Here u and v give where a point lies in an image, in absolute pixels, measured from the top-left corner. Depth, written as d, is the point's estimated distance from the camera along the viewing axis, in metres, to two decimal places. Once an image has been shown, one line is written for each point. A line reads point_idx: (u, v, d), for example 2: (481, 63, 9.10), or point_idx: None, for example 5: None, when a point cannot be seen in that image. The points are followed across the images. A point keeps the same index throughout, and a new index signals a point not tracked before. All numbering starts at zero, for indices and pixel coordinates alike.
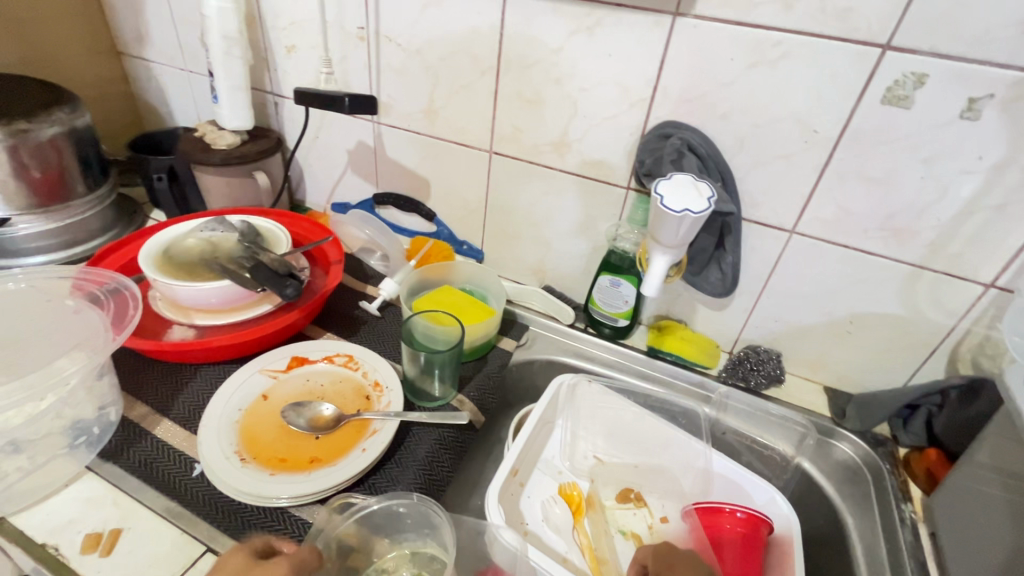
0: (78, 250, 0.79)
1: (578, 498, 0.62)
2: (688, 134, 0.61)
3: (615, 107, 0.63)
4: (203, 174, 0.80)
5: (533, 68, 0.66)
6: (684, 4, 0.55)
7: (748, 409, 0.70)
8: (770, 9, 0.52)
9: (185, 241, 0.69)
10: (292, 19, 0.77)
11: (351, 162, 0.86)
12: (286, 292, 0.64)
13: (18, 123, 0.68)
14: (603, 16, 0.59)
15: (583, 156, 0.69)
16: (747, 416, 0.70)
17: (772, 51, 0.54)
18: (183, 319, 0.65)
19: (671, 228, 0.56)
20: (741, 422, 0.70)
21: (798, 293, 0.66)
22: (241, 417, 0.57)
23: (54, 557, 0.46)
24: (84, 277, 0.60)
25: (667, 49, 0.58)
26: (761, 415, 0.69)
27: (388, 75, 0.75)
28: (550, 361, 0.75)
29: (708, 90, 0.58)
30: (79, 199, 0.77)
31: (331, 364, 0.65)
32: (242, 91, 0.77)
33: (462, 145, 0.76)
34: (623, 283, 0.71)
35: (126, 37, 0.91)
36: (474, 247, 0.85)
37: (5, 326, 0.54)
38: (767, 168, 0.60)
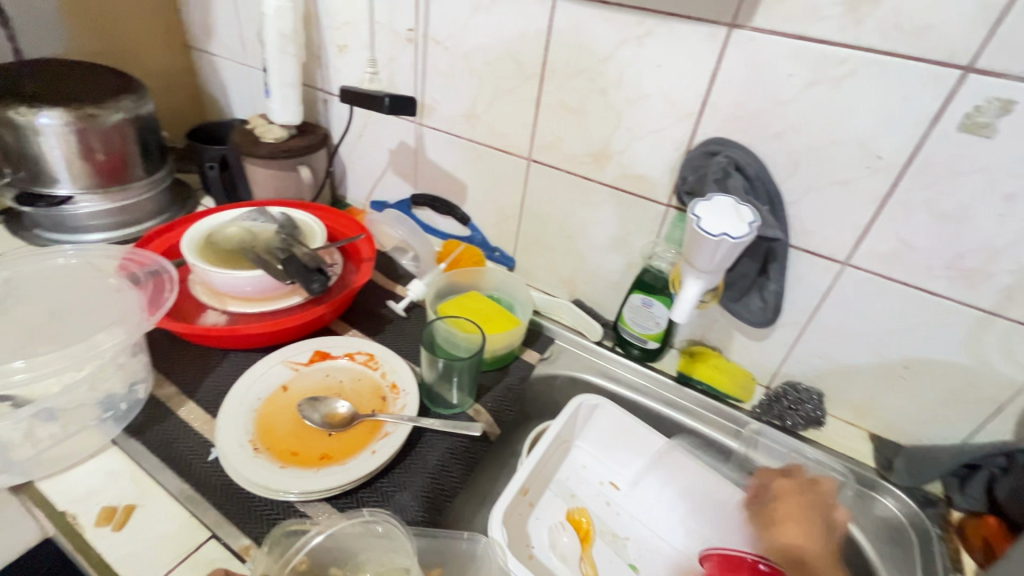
0: (132, 231, 0.83)
1: (586, 525, 0.59)
2: (736, 152, 0.57)
3: (661, 120, 0.61)
4: (251, 166, 0.83)
5: (578, 76, 0.64)
6: (741, 16, 0.52)
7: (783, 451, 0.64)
8: (837, 23, 0.48)
9: (228, 229, 0.71)
10: (346, 20, 0.78)
11: (392, 162, 0.87)
12: (312, 287, 0.65)
13: (88, 109, 0.72)
14: (654, 26, 0.56)
15: (624, 169, 0.66)
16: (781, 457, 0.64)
17: (837, 69, 0.50)
18: (217, 305, 0.67)
19: (707, 253, 0.53)
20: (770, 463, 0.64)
21: (848, 330, 0.61)
22: (260, 406, 0.58)
23: (71, 526, 0.48)
24: (128, 258, 0.62)
25: (720, 62, 0.55)
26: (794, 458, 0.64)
27: (433, 77, 0.75)
28: (572, 378, 0.73)
29: (763, 106, 0.55)
30: (137, 182, 0.82)
31: (351, 361, 0.65)
32: (293, 88, 0.79)
33: (502, 151, 0.75)
34: (656, 303, 0.68)
35: (194, 31, 0.96)
36: (506, 255, 0.84)
37: (57, 299, 0.58)
38: (821, 194, 0.56)
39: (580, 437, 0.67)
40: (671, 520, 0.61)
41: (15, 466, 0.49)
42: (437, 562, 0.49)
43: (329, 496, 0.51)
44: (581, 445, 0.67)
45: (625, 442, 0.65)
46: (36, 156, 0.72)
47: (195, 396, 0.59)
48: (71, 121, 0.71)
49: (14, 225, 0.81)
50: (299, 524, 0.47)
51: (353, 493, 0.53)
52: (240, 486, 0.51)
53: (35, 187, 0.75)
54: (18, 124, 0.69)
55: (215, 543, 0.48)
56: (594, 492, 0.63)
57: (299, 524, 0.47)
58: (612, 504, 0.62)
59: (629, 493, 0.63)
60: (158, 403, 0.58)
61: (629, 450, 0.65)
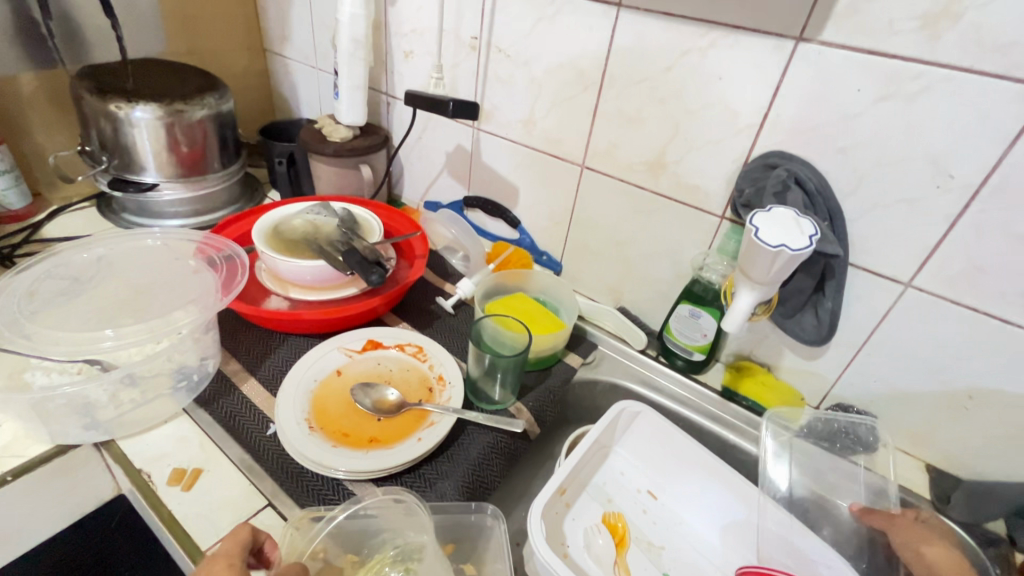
0: (206, 219, 0.90)
1: (622, 530, 0.60)
2: (796, 166, 0.56)
3: (721, 131, 0.61)
4: (317, 163, 0.88)
5: (638, 86, 0.65)
6: (810, 29, 0.52)
7: (823, 471, 0.61)
8: (911, 37, 0.47)
9: (294, 221, 0.76)
10: (414, 27, 0.82)
11: (448, 164, 0.90)
12: (370, 278, 0.67)
13: (177, 105, 0.78)
14: (718, 38, 0.57)
15: (678, 179, 0.66)
16: (826, 477, 0.61)
17: (910, 85, 0.49)
18: (280, 291, 0.71)
19: (764, 265, 0.53)
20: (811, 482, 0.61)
21: (908, 354, 0.59)
22: (315, 387, 0.61)
23: (146, 483, 0.52)
24: (206, 242, 0.68)
25: (785, 75, 0.55)
26: (839, 479, 0.61)
27: (494, 84, 0.78)
28: (614, 385, 0.73)
29: (828, 120, 0.54)
30: (214, 174, 0.88)
31: (402, 352, 0.67)
32: (361, 90, 0.84)
33: (556, 157, 0.76)
34: (704, 315, 0.68)
35: (272, 35, 1.02)
36: (553, 259, 0.85)
37: (143, 276, 0.63)
38: (885, 211, 0.54)
39: (620, 443, 0.67)
40: (707, 534, 0.60)
41: (100, 424, 0.53)
42: (450, 538, 0.53)
43: (375, 477, 0.54)
44: (619, 451, 0.67)
45: (666, 453, 0.65)
46: (129, 146, 0.79)
47: (257, 374, 0.63)
48: (161, 115, 0.77)
49: (104, 207, 0.88)
50: (319, 510, 0.48)
51: (398, 477, 0.55)
52: (296, 461, 0.54)
53: (125, 174, 0.82)
54: (114, 117, 0.76)
55: (271, 511, 0.51)
56: (631, 499, 0.63)
57: (319, 511, 0.48)
58: (649, 512, 0.62)
59: (666, 504, 0.63)
60: (225, 377, 0.62)
61: (668, 460, 0.65)
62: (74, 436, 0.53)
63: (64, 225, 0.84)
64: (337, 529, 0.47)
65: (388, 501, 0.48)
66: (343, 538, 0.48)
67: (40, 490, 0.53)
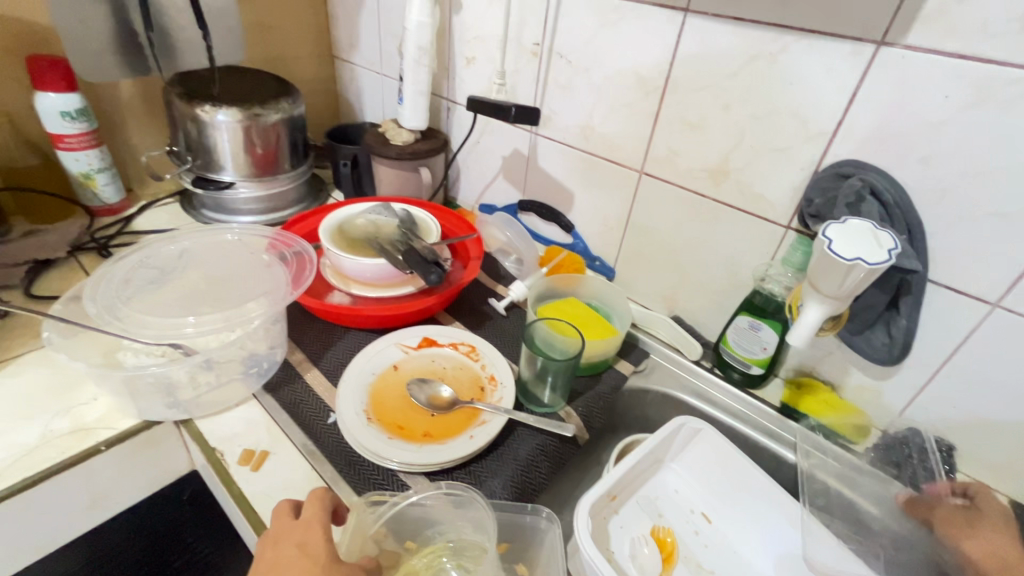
0: (276, 216, 0.95)
1: (670, 546, 0.59)
2: (871, 175, 0.54)
3: (790, 139, 0.59)
4: (379, 165, 0.91)
5: (703, 91, 0.64)
6: (892, 32, 0.49)
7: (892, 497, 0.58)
8: (1009, 41, 0.44)
9: (357, 221, 0.79)
10: (477, 34, 0.84)
11: (504, 168, 0.92)
12: (429, 278, 0.70)
13: (255, 109, 0.83)
14: (791, 42, 0.55)
15: (742, 186, 0.64)
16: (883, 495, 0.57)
17: (1005, 91, 0.46)
18: (342, 286, 0.74)
19: (836, 278, 0.51)
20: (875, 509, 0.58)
21: (994, 380, 0.55)
22: (373, 380, 0.63)
23: (219, 460, 0.56)
24: (277, 239, 0.72)
25: (863, 81, 0.52)
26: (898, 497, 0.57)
27: (554, 89, 0.78)
28: (664, 395, 0.72)
29: (910, 128, 0.51)
30: (284, 174, 0.93)
31: (455, 351, 0.69)
32: (424, 96, 0.86)
33: (614, 162, 0.76)
34: (764, 328, 0.66)
35: (341, 43, 1.07)
36: (607, 265, 0.84)
37: (221, 268, 0.67)
38: (972, 226, 0.51)
39: (676, 459, 0.65)
40: (759, 565, 0.58)
41: (180, 403, 0.58)
42: (504, 537, 0.54)
43: (427, 471, 0.55)
44: (673, 467, 0.66)
45: (723, 474, 0.63)
46: (211, 147, 0.85)
47: (320, 364, 0.66)
48: (241, 119, 0.82)
49: (186, 202, 0.95)
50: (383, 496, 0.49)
51: (450, 471, 0.56)
52: (355, 449, 0.56)
53: (207, 173, 0.88)
54: (200, 120, 0.82)
55: None
56: (683, 517, 0.62)
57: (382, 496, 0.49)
58: (701, 534, 0.61)
59: (721, 528, 0.61)
60: (291, 366, 0.66)
61: (726, 484, 0.63)
62: (159, 413, 0.57)
63: (151, 218, 0.91)
64: (396, 517, 0.49)
65: (450, 498, 0.49)
66: (404, 525, 0.50)
67: (128, 460, 0.58)
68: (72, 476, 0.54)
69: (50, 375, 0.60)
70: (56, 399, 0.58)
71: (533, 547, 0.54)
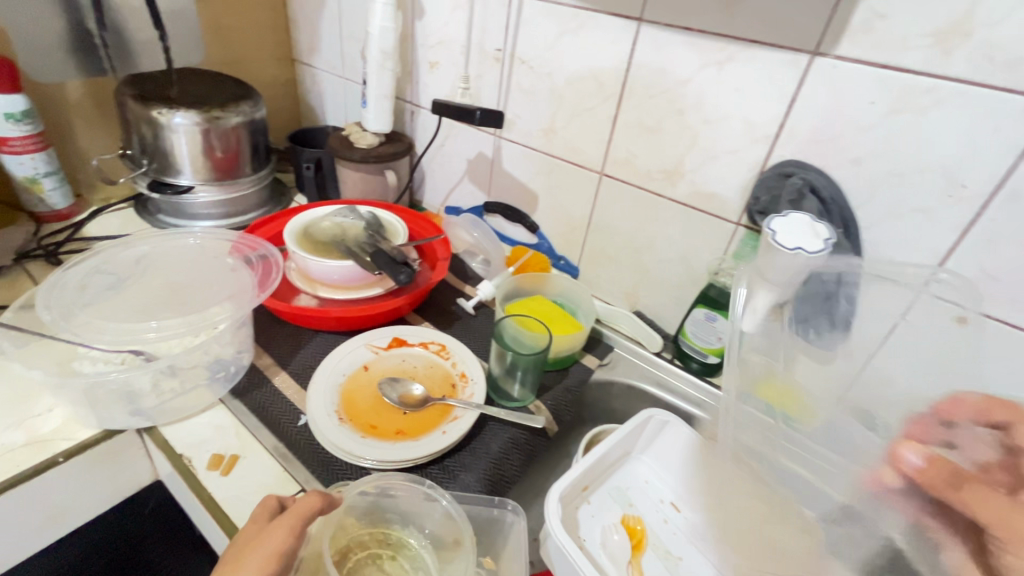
0: (237, 220, 0.93)
1: (640, 533, 0.61)
2: (811, 174, 0.58)
3: (737, 141, 0.63)
4: (343, 168, 0.91)
5: (657, 96, 0.67)
6: (825, 44, 0.54)
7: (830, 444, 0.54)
8: (923, 52, 0.49)
9: (322, 223, 0.79)
10: (440, 40, 0.86)
11: (469, 171, 0.94)
12: (399, 277, 0.70)
13: (214, 112, 0.82)
14: (736, 52, 0.59)
15: (695, 186, 0.68)
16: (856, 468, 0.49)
17: (921, 98, 0.51)
18: (309, 289, 0.74)
19: (780, 267, 0.55)
20: None
21: None
22: (344, 381, 0.64)
23: (187, 466, 0.55)
24: (240, 242, 0.71)
25: (800, 88, 0.57)
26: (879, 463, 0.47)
27: (517, 94, 0.81)
28: (629, 387, 0.75)
29: (843, 131, 0.56)
30: (245, 177, 0.91)
31: (425, 350, 0.70)
32: (388, 100, 0.87)
33: (576, 164, 0.79)
34: (719, 318, 0.70)
35: (301, 46, 1.07)
36: (571, 264, 0.87)
37: (184, 272, 0.66)
38: (898, 220, 0.56)
39: (645, 451, 0.68)
40: None
41: (144, 411, 0.56)
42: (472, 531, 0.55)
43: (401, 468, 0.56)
44: (643, 458, 0.68)
45: (690, 463, 0.66)
46: (168, 150, 0.82)
47: (288, 367, 0.66)
48: (200, 121, 0.81)
49: (140, 208, 0.92)
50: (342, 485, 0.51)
51: (424, 467, 0.57)
52: (327, 450, 0.57)
53: (163, 177, 0.86)
54: (156, 122, 0.80)
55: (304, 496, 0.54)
56: (653, 507, 0.64)
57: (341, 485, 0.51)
58: (669, 522, 0.64)
59: (688, 516, 0.64)
60: (258, 370, 0.65)
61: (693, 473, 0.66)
62: (121, 421, 0.56)
63: (104, 224, 0.88)
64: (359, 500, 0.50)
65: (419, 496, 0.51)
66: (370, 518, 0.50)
67: (87, 471, 0.56)
68: (28, 491, 0.52)
69: (1, 388, 0.58)
70: (8, 412, 0.56)
71: (500, 542, 0.54)
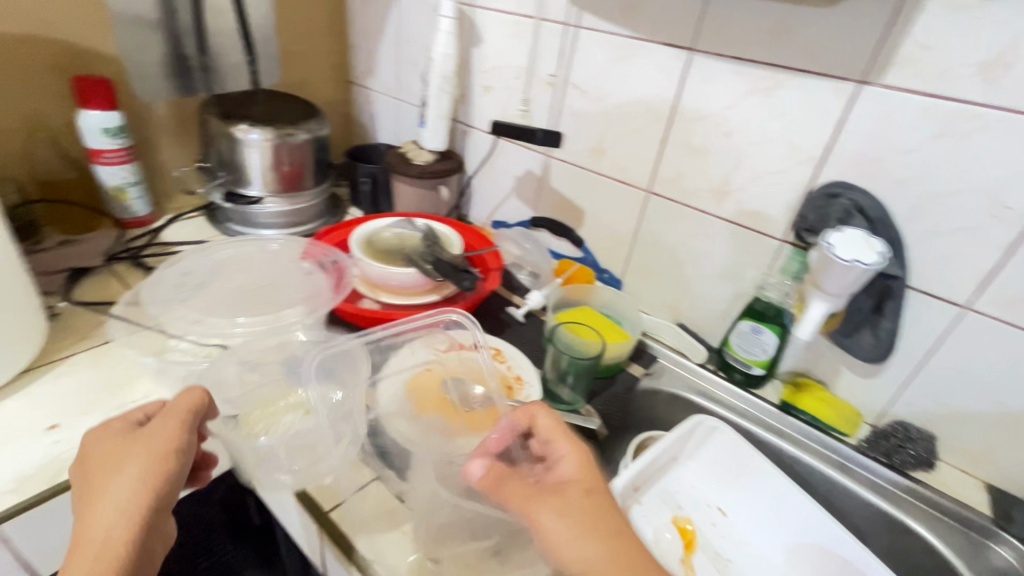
0: (299, 230, 0.99)
1: (690, 533, 0.63)
2: (858, 195, 0.62)
3: (784, 163, 0.67)
4: (399, 183, 0.97)
5: (705, 120, 0.71)
6: (871, 73, 0.58)
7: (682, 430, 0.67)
8: (968, 82, 0.53)
9: (383, 234, 0.84)
10: (495, 66, 0.92)
11: (517, 187, 0.99)
12: (463, 284, 0.76)
13: (287, 130, 0.89)
14: (784, 80, 0.64)
15: (741, 205, 0.72)
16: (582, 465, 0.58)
17: (967, 124, 0.54)
18: (372, 295, 0.78)
19: (838, 277, 0.58)
20: (860, 489, 0.67)
21: (964, 375, 0.62)
22: (408, 380, 0.68)
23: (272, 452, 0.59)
24: (311, 247, 0.77)
25: (847, 114, 0.61)
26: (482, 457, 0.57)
27: (567, 116, 0.86)
28: (675, 396, 0.77)
29: (889, 155, 0.60)
30: (308, 191, 0.98)
31: (481, 354, 0.74)
32: (445, 120, 0.93)
33: (622, 182, 0.83)
34: (765, 331, 0.72)
35: (359, 69, 1.14)
36: (615, 277, 0.91)
37: (263, 274, 0.72)
38: (943, 238, 0.59)
39: (685, 455, 0.69)
40: (771, 553, 0.63)
41: (231, 400, 0.61)
42: None
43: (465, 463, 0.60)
44: (688, 465, 0.70)
45: (731, 469, 0.68)
46: (241, 163, 0.89)
47: None
48: (272, 138, 0.88)
49: (212, 217, 0.98)
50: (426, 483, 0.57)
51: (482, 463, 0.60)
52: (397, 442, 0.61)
53: (236, 188, 0.92)
54: (234, 138, 0.87)
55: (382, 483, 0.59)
56: (699, 506, 0.66)
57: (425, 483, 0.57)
58: (717, 525, 0.65)
59: (736, 520, 0.66)
60: None
61: (733, 478, 0.68)
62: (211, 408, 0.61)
63: (178, 231, 0.94)
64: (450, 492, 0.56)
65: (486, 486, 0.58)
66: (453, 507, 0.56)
67: None
68: None
69: (101, 374, 0.63)
70: (109, 396, 0.61)
71: None
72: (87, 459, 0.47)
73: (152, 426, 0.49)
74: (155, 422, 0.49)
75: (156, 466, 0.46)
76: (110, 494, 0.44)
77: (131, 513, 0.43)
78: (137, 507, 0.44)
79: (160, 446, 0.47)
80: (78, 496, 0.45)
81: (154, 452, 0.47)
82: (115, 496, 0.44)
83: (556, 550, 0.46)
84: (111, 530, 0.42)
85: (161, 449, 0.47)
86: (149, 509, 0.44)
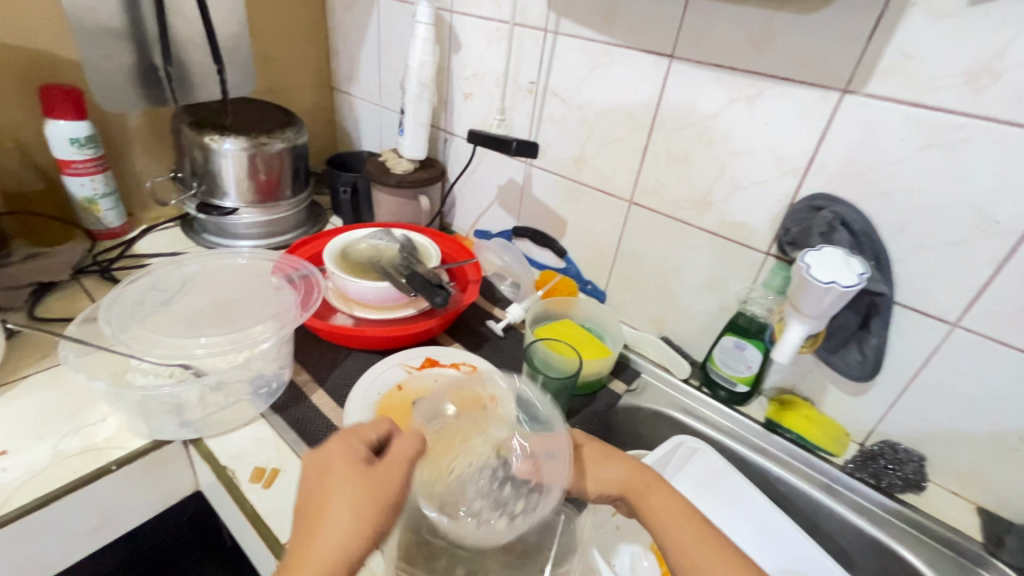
0: (277, 241, 0.97)
1: None
2: (842, 208, 0.59)
3: (767, 173, 0.64)
4: (378, 192, 0.95)
5: (687, 128, 0.69)
6: (855, 82, 0.55)
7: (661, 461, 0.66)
8: (954, 92, 0.51)
9: (358, 245, 0.82)
10: (475, 72, 0.90)
11: (499, 196, 0.96)
12: (435, 300, 0.72)
13: (261, 138, 0.87)
14: (766, 89, 0.61)
15: (723, 216, 0.70)
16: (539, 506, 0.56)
17: (953, 135, 0.52)
18: (346, 309, 0.76)
19: (814, 299, 0.56)
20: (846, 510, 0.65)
21: (954, 394, 0.60)
22: (378, 399, 0.66)
23: (231, 478, 0.57)
24: (282, 262, 0.74)
25: (830, 124, 0.58)
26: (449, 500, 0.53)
27: (548, 124, 0.84)
28: (657, 412, 0.76)
29: (873, 166, 0.57)
30: (286, 200, 0.96)
31: (456, 371, 0.72)
32: (424, 128, 0.91)
33: (605, 193, 0.81)
34: (748, 347, 0.70)
35: (341, 75, 1.12)
36: (598, 288, 0.89)
37: (229, 289, 0.69)
38: (929, 253, 0.57)
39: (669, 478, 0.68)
40: None
41: (191, 423, 0.59)
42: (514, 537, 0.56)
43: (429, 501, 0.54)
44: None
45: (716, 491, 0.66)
46: (216, 173, 0.87)
47: (325, 385, 0.69)
48: (247, 147, 0.85)
49: (187, 227, 0.97)
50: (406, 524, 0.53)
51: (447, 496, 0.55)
52: None
53: (211, 199, 0.90)
54: (208, 147, 0.84)
55: None
56: None
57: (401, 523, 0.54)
58: None
59: None
60: (297, 386, 0.68)
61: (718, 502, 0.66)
62: (171, 431, 0.59)
63: (153, 242, 0.92)
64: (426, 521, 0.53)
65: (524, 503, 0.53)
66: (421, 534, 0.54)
67: (134, 480, 0.59)
68: (82, 497, 0.55)
69: (61, 395, 0.62)
70: (69, 419, 0.59)
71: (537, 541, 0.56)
72: (312, 470, 0.46)
73: (382, 465, 0.47)
74: (385, 466, 0.47)
75: (377, 512, 0.44)
76: (335, 520, 0.43)
77: (354, 550, 0.43)
78: (361, 543, 0.43)
79: (383, 495, 0.45)
80: (308, 502, 0.45)
81: (377, 497, 0.45)
82: (341, 526, 0.43)
83: (596, 484, 0.55)
84: (334, 554, 0.42)
85: (387, 499, 0.45)
86: (357, 552, 0.43)
